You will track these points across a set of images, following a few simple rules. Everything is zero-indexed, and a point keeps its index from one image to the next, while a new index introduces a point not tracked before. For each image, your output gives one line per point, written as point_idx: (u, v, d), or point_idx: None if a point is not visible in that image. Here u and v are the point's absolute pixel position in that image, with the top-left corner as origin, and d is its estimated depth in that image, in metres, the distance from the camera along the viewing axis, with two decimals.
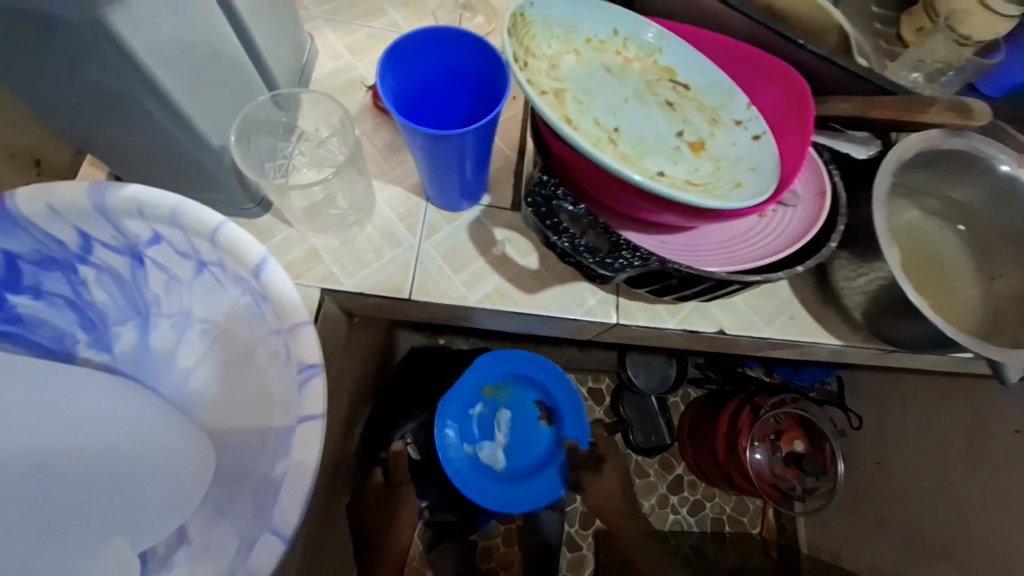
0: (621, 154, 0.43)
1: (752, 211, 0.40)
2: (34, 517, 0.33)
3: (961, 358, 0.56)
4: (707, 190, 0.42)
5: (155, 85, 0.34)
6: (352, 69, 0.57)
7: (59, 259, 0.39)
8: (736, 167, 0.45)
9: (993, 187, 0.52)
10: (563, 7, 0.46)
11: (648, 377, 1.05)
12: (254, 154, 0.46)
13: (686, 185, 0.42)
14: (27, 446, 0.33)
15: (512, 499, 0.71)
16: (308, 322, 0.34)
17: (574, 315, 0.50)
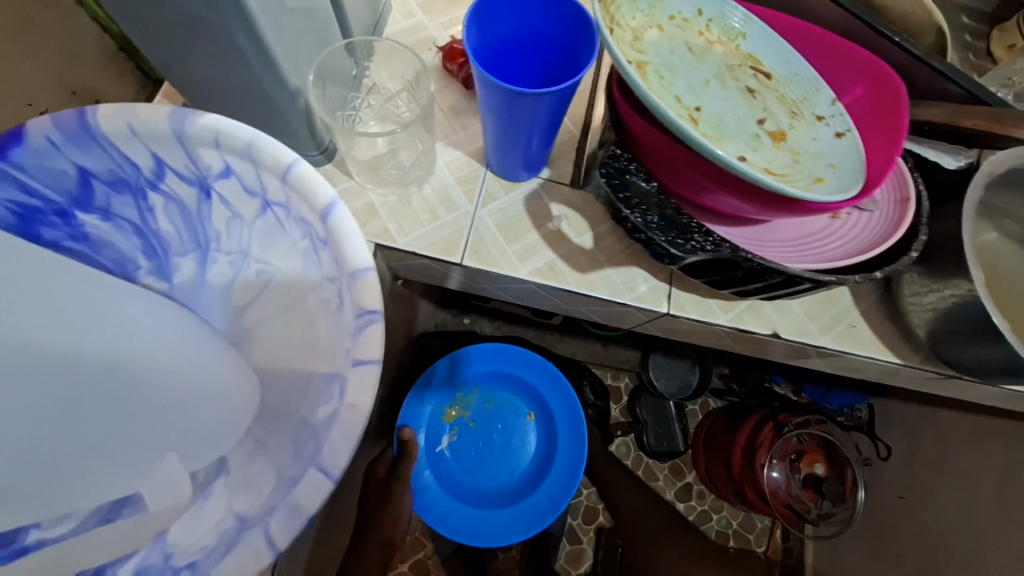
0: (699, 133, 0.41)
1: (838, 207, 0.38)
2: (111, 420, 0.32)
3: (1020, 393, 0.53)
4: (787, 181, 0.40)
5: (250, 23, 0.34)
6: (425, 29, 0.56)
7: (131, 181, 0.39)
8: (817, 162, 0.43)
9: None
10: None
11: (668, 379, 1.02)
12: (326, 102, 0.46)
13: (765, 172, 0.40)
14: (101, 349, 0.32)
15: (498, 524, 0.79)
16: (369, 269, 0.34)
17: (625, 300, 0.49)
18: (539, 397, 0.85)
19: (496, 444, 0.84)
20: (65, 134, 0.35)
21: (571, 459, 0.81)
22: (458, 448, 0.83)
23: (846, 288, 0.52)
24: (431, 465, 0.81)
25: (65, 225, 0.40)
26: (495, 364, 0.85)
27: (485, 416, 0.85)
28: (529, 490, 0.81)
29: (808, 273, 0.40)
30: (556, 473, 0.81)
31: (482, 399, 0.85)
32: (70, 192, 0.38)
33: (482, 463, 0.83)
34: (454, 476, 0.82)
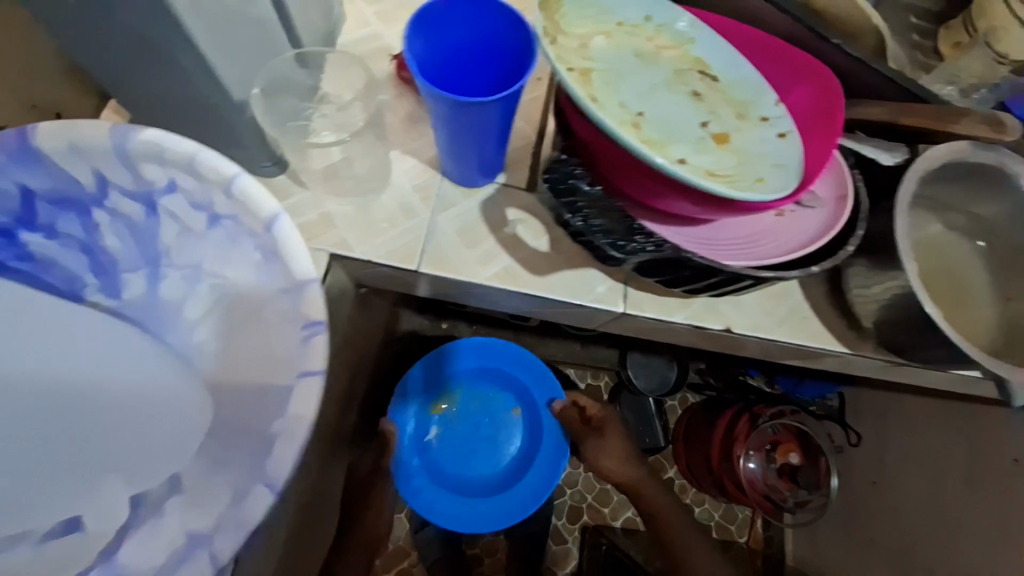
0: (644, 137, 0.41)
1: (773, 206, 0.39)
2: (48, 440, 0.34)
3: (966, 378, 0.55)
4: (729, 181, 0.41)
5: (187, 37, 0.34)
6: (380, 38, 0.56)
7: (75, 199, 0.39)
8: (761, 162, 0.44)
9: (1015, 206, 0.51)
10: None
11: (648, 377, 1.05)
12: (275, 113, 0.46)
13: (707, 174, 0.41)
14: (37, 370, 0.34)
15: (483, 514, 0.79)
16: (315, 281, 0.34)
17: (582, 300, 0.49)
18: (525, 394, 0.85)
19: (480, 436, 0.84)
20: (5, 153, 0.34)
21: (554, 453, 0.81)
22: (445, 439, 0.83)
23: (797, 283, 0.53)
24: (418, 455, 0.81)
25: (11, 246, 0.40)
26: (484, 357, 0.86)
27: (471, 411, 0.85)
28: (512, 483, 0.81)
29: (750, 270, 0.42)
30: (540, 466, 0.81)
31: (467, 393, 0.86)
32: (11, 211, 0.38)
33: (467, 455, 0.83)
34: (440, 467, 0.82)
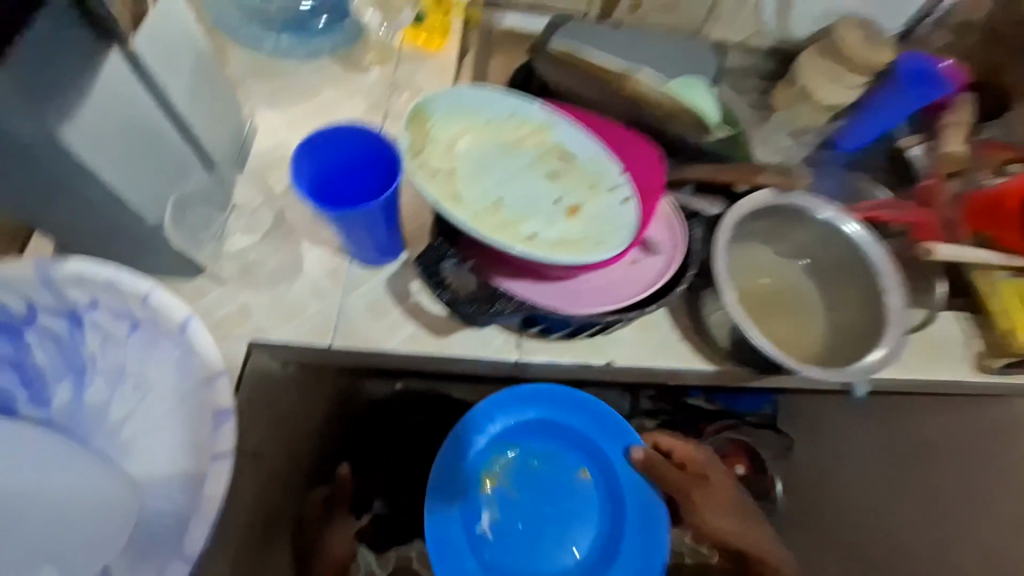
0: (501, 220, 0.51)
1: (605, 262, 0.51)
2: None
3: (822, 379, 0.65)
4: (572, 246, 0.51)
5: (100, 181, 0.41)
6: (290, 144, 0.64)
7: (7, 324, 0.45)
8: (604, 227, 0.54)
9: (818, 232, 0.62)
10: (462, 96, 0.56)
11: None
12: (188, 227, 0.52)
13: (554, 245, 0.51)
14: None
15: None
16: (222, 373, 0.41)
17: (480, 353, 0.56)
18: (587, 442, 0.70)
19: (546, 510, 0.71)
20: None
21: (641, 522, 0.67)
22: (502, 524, 0.70)
23: (667, 315, 0.62)
24: (474, 554, 0.67)
25: None
26: (528, 412, 0.69)
27: (530, 477, 0.71)
28: (605, 563, 0.67)
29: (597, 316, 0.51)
30: (630, 535, 0.66)
31: (530, 467, 0.71)
32: None
33: (529, 538, 0.70)
34: (504, 566, 0.68)
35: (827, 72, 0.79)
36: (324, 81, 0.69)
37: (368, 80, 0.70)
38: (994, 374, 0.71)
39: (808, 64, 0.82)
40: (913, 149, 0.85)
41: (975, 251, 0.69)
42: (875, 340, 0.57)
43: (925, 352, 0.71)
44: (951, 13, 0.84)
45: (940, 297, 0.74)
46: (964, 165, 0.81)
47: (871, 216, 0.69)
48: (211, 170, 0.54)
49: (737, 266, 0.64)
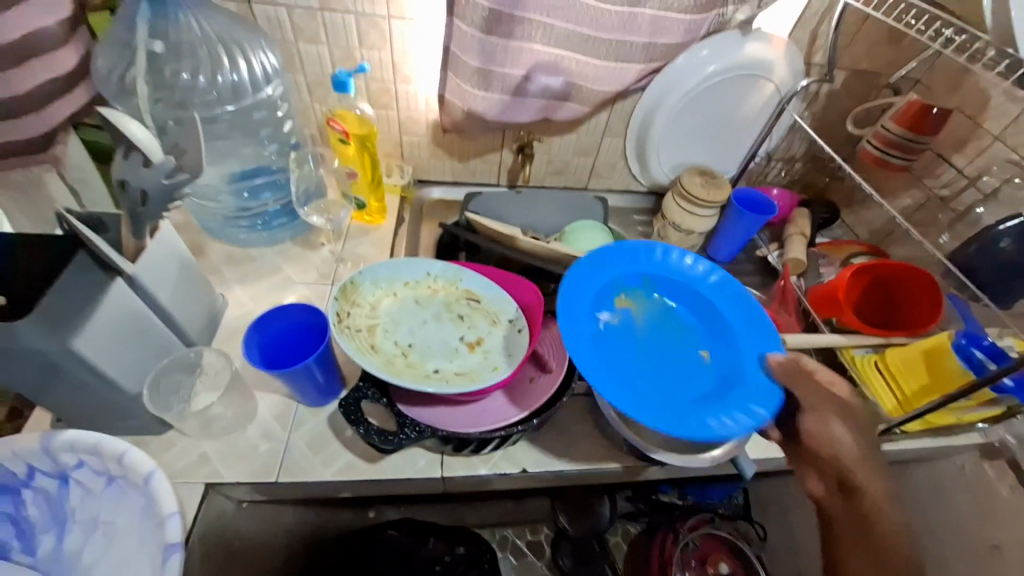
0: (412, 361, 0.67)
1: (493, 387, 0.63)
2: None
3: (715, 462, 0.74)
4: (467, 376, 0.66)
5: (94, 371, 0.54)
6: (254, 312, 0.79)
7: (10, 485, 0.55)
8: (497, 355, 0.68)
9: None
10: (384, 266, 0.73)
11: (581, 521, 1.03)
12: (161, 396, 0.63)
13: (455, 375, 0.66)
14: None
15: (678, 420, 0.61)
16: (175, 514, 0.50)
17: (407, 474, 0.66)
18: (716, 317, 0.75)
19: (666, 357, 0.73)
20: None
21: (748, 320, 0.73)
22: (615, 339, 0.72)
23: (570, 420, 0.73)
24: (597, 337, 0.70)
25: None
26: (620, 267, 0.76)
27: (660, 339, 0.74)
28: (739, 397, 0.65)
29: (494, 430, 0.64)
30: (750, 371, 0.68)
31: (669, 310, 0.77)
32: None
33: (641, 354, 0.72)
34: (626, 372, 0.68)
35: (683, 212, 1.01)
36: (285, 259, 0.87)
37: (321, 254, 0.88)
38: (875, 441, 0.80)
39: (670, 203, 1.03)
40: (771, 255, 1.04)
41: (823, 335, 0.81)
42: None
43: None
44: (775, 152, 1.09)
45: None
46: (805, 267, 0.98)
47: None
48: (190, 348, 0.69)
49: None
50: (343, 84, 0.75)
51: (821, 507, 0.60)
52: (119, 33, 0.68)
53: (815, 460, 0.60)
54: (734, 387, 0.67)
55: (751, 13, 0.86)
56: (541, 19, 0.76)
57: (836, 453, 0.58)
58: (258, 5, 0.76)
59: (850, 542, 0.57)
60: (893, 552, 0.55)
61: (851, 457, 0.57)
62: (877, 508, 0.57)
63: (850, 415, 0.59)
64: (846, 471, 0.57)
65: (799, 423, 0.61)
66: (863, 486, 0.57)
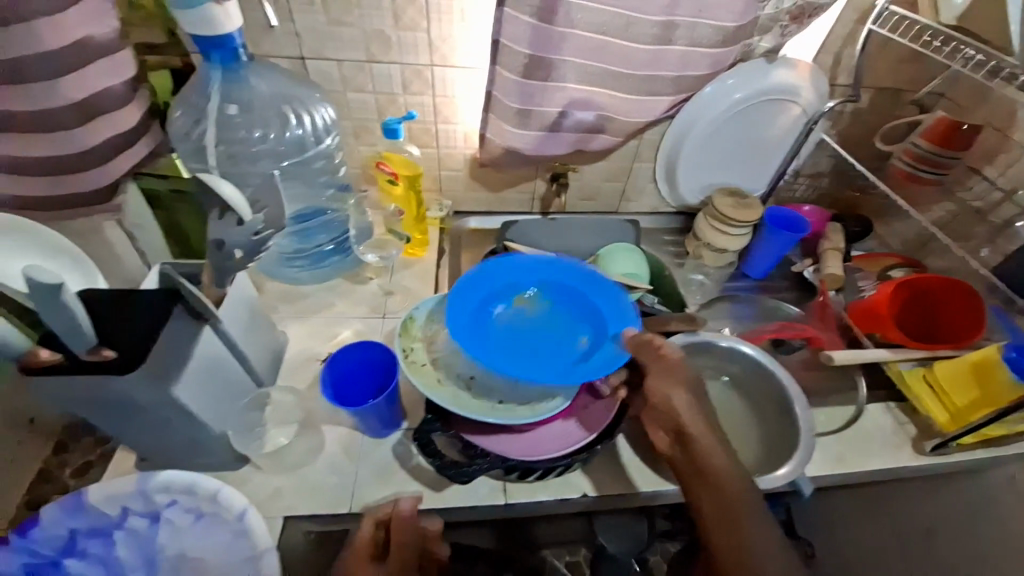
0: (474, 393, 0.70)
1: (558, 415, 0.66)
2: None
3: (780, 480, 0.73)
4: (530, 406, 0.69)
5: (186, 415, 0.57)
6: (312, 347, 0.83)
7: (105, 526, 0.58)
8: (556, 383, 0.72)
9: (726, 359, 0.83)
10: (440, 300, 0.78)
11: (620, 538, 1.02)
12: (241, 438, 0.66)
13: (517, 405, 0.68)
14: None
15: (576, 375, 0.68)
16: (269, 549, 0.53)
17: (471, 503, 0.67)
18: (596, 317, 0.77)
19: (547, 339, 0.76)
20: (64, 508, 0.56)
21: (620, 305, 0.77)
22: (516, 318, 0.78)
23: (623, 445, 0.74)
24: (476, 316, 0.76)
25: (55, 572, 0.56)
26: (534, 257, 0.84)
27: (542, 329, 0.78)
28: (602, 357, 0.71)
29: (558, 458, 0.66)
30: (610, 346, 0.72)
31: (550, 309, 0.80)
32: (60, 546, 0.56)
33: (489, 343, 0.73)
34: (482, 345, 0.72)
35: (715, 232, 1.01)
36: (337, 295, 0.90)
37: (371, 289, 0.92)
38: (929, 455, 0.80)
39: (700, 226, 1.04)
40: (805, 271, 1.05)
41: (869, 351, 0.81)
42: (790, 449, 0.71)
43: (862, 444, 0.81)
44: (801, 170, 1.11)
45: (861, 395, 0.86)
46: (843, 282, 0.98)
47: (776, 334, 0.94)
48: (261, 388, 0.73)
49: None
50: (393, 130, 0.83)
51: (668, 460, 0.64)
52: (193, 98, 0.74)
53: (659, 416, 0.65)
54: (587, 358, 0.71)
55: (775, 40, 0.90)
56: (576, 61, 0.79)
57: (670, 409, 0.63)
58: (312, 61, 0.82)
59: (688, 487, 0.61)
60: (724, 490, 0.58)
61: (681, 408, 0.63)
62: (705, 456, 0.60)
63: (688, 379, 0.65)
64: (681, 423, 0.62)
65: (646, 384, 0.65)
66: (695, 435, 0.61)
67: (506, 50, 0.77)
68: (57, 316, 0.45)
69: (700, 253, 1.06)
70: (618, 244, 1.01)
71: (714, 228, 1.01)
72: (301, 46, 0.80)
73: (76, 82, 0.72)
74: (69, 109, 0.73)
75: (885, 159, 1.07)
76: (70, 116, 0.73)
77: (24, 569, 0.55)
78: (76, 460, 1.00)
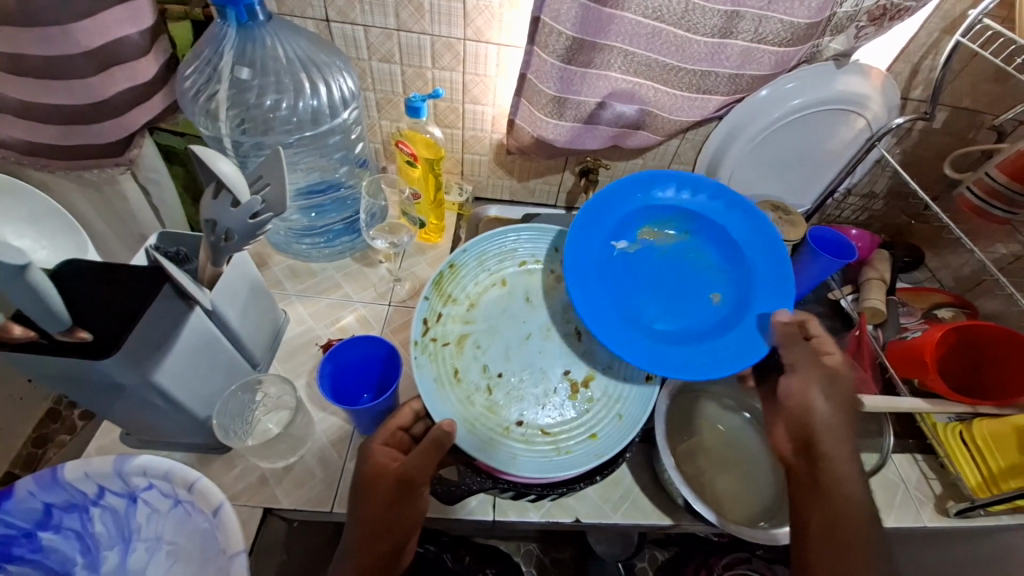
0: (494, 400, 0.66)
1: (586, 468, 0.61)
2: None
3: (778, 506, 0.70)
4: (555, 440, 0.64)
5: (169, 397, 0.54)
6: (313, 330, 0.79)
7: (80, 502, 0.58)
8: (610, 412, 0.66)
9: (740, 390, 0.79)
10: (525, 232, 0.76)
11: (608, 543, 1.00)
12: (225, 427, 0.63)
13: (539, 433, 0.65)
14: None
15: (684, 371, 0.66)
16: (241, 552, 0.51)
17: (459, 515, 0.65)
18: (738, 255, 0.75)
19: (675, 289, 0.75)
20: (38, 483, 0.55)
21: (769, 264, 0.72)
22: (678, 278, 0.76)
23: (627, 469, 0.71)
24: (651, 285, 0.74)
25: (30, 541, 0.58)
26: (718, 213, 0.76)
27: (680, 265, 0.76)
28: (727, 343, 0.69)
29: (551, 484, 0.62)
30: (745, 321, 0.70)
31: (688, 241, 0.77)
32: (34, 519, 0.57)
33: (625, 287, 0.73)
34: (658, 322, 0.72)
35: None
36: (343, 275, 0.86)
37: (379, 273, 0.87)
38: (953, 517, 0.75)
39: None
40: (842, 299, 0.98)
41: (903, 400, 0.74)
42: None
43: (882, 495, 0.76)
44: (854, 187, 1.02)
45: (888, 443, 0.78)
46: (884, 317, 0.91)
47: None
48: (254, 370, 0.71)
49: (686, 421, 0.78)
50: (417, 107, 0.77)
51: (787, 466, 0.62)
52: (204, 53, 0.69)
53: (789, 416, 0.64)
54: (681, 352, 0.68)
55: (848, 44, 0.80)
56: (622, 48, 0.72)
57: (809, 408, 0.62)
58: (336, 24, 0.76)
59: (802, 504, 0.57)
60: (848, 517, 0.54)
61: (823, 418, 0.60)
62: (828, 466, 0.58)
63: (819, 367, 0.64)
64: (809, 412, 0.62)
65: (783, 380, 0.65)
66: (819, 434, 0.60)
67: (546, 29, 0.69)
68: (27, 297, 0.42)
69: None
70: None
71: None
72: (325, 7, 0.74)
73: (94, 28, 0.66)
74: (82, 57, 0.67)
75: (949, 186, 0.98)
76: (86, 64, 0.68)
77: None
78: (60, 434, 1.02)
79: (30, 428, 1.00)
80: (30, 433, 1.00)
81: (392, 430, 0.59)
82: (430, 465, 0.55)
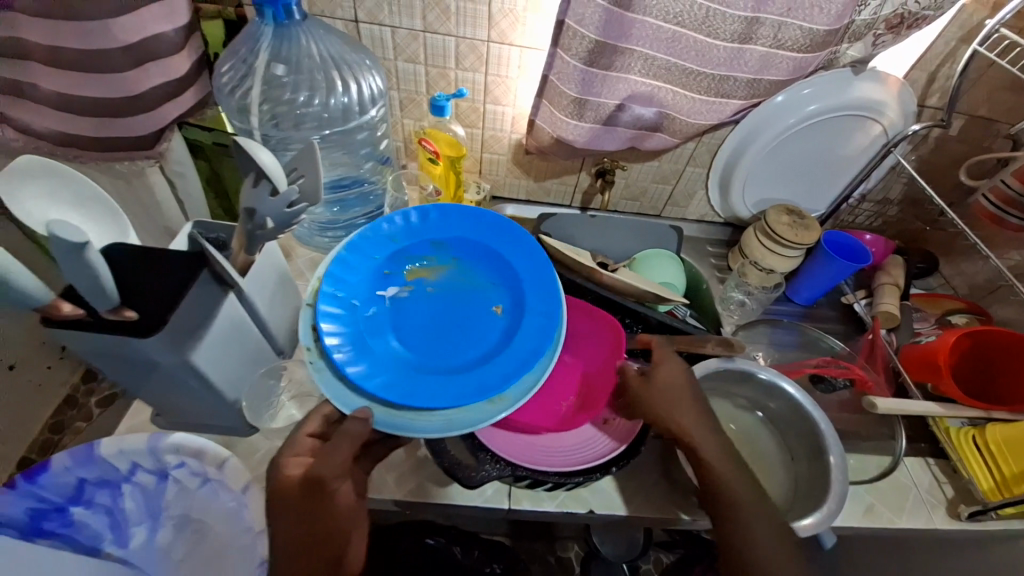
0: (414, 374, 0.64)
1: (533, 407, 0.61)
2: None
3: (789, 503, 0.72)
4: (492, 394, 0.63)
5: (203, 378, 0.56)
6: None
7: (113, 479, 0.60)
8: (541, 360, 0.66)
9: (759, 390, 0.80)
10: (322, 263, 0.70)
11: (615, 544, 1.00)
12: (255, 411, 0.66)
13: None
14: None
15: (458, 395, 0.61)
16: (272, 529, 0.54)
17: (474, 502, 0.66)
18: (505, 267, 0.73)
19: (458, 322, 0.70)
20: (74, 458, 0.58)
21: (532, 266, 0.71)
22: (455, 307, 0.71)
23: (640, 464, 0.72)
24: (425, 322, 0.69)
25: (62, 517, 0.59)
26: (472, 232, 0.75)
27: (453, 296, 0.72)
28: (518, 352, 0.64)
29: (568, 473, 0.64)
30: (530, 318, 0.67)
31: (455, 267, 0.74)
32: (67, 494, 0.59)
33: (401, 333, 0.67)
34: (439, 358, 0.66)
35: (765, 248, 0.93)
36: None
37: None
38: (965, 521, 0.75)
39: (747, 240, 0.96)
40: (856, 303, 0.98)
41: (916, 403, 0.75)
42: (820, 502, 0.67)
43: (894, 497, 0.76)
44: (868, 194, 1.02)
45: (900, 446, 0.80)
46: (898, 321, 0.92)
47: (819, 370, 0.89)
48: (280, 356, 0.73)
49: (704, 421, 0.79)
50: (441, 106, 0.79)
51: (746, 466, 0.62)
52: (240, 51, 0.71)
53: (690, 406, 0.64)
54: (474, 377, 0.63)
55: (864, 52, 0.80)
56: (643, 51, 0.73)
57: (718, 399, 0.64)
58: (365, 25, 0.78)
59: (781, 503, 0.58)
60: None
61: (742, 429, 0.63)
62: None
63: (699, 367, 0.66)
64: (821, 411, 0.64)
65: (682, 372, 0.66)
66: None
67: (570, 32, 0.71)
68: (80, 275, 0.44)
69: (742, 269, 0.98)
70: (669, 259, 0.94)
71: (765, 245, 0.93)
72: (355, 9, 0.76)
73: (135, 25, 0.69)
74: (121, 52, 0.70)
75: (965, 193, 0.98)
76: (125, 58, 0.70)
77: (29, 513, 0.57)
78: (74, 421, 1.04)
79: (47, 414, 1.02)
80: (47, 420, 1.03)
81: (301, 439, 0.57)
82: (349, 457, 0.55)
